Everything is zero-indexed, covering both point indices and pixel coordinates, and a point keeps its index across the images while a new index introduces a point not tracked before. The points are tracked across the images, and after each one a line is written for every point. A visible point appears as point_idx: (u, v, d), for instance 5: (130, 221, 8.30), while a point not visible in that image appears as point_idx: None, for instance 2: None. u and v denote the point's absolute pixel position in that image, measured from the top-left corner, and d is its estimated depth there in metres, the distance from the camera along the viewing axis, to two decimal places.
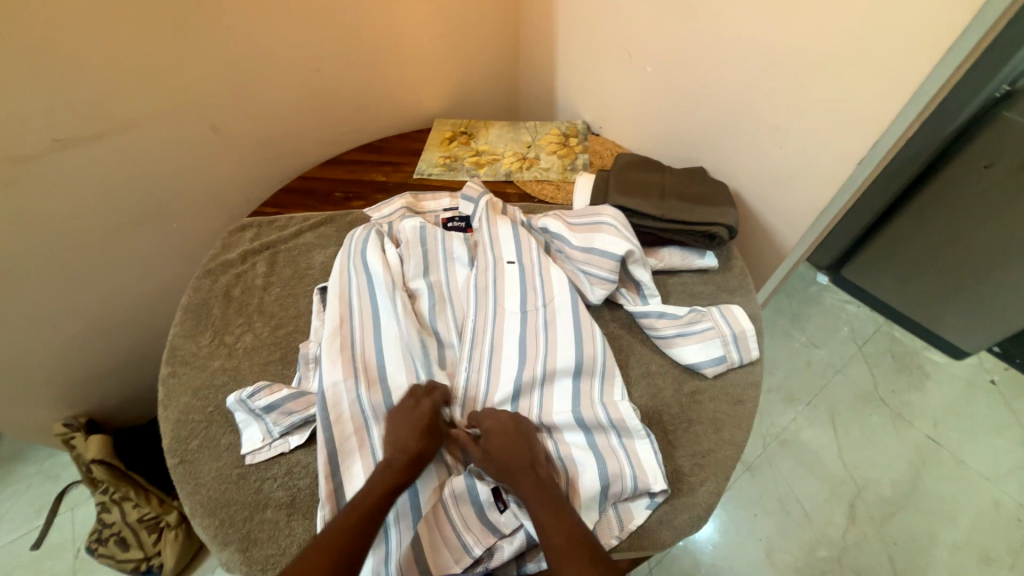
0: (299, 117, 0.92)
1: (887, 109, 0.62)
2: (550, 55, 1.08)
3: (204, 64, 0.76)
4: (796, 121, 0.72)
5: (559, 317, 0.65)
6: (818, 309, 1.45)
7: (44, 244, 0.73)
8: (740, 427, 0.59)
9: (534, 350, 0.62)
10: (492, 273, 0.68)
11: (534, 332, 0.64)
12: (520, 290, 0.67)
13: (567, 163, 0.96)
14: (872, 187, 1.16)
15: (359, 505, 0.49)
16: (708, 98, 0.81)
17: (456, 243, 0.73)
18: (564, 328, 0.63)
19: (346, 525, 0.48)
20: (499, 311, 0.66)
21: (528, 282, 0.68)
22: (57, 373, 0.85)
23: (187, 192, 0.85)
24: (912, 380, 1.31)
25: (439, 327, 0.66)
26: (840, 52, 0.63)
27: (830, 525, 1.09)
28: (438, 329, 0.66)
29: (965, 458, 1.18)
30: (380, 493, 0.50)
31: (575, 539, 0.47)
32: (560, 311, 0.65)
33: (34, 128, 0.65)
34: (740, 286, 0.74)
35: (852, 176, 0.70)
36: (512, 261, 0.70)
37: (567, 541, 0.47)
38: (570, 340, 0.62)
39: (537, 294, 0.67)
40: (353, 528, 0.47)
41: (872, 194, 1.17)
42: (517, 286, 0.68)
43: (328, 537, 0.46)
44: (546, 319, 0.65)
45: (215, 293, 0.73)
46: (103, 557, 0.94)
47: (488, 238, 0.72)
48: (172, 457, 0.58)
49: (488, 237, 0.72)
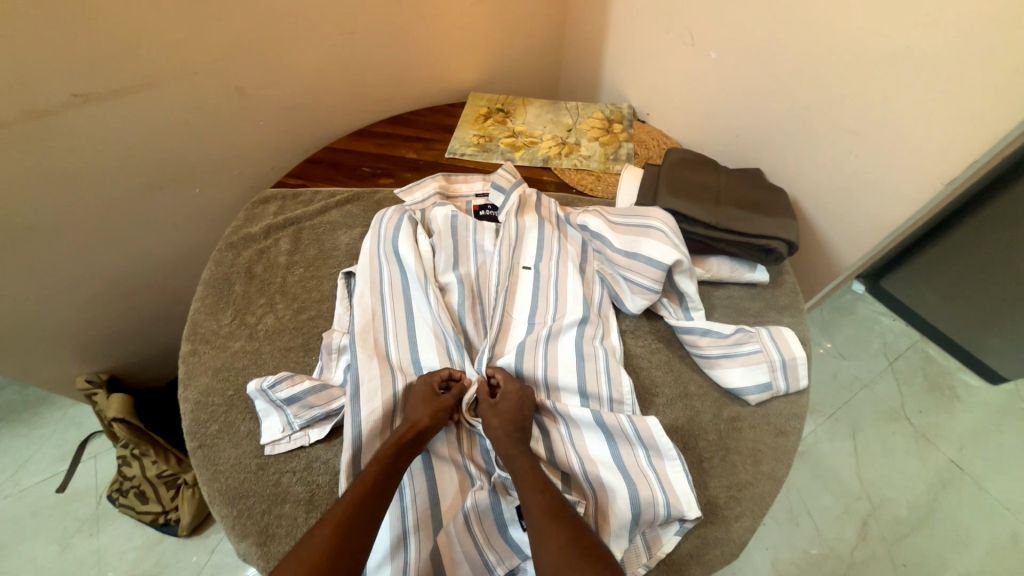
0: (332, 84, 0.86)
1: (990, 127, 0.56)
2: (598, 29, 1.00)
3: (236, 20, 0.71)
4: (877, 129, 0.65)
5: (562, 337, 0.61)
6: (850, 319, 1.32)
7: (63, 201, 0.70)
8: (780, 461, 0.57)
9: (531, 366, 0.59)
10: (507, 277, 0.65)
11: (532, 346, 0.60)
12: (530, 302, 0.65)
13: (610, 152, 0.90)
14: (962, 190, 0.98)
15: (360, 499, 0.47)
16: (777, 93, 0.74)
17: (478, 241, 0.69)
18: (565, 348, 0.60)
19: (349, 513, 0.45)
20: (507, 318, 0.64)
21: (539, 294, 0.65)
22: (76, 332, 0.85)
23: (211, 158, 0.81)
24: (940, 402, 1.20)
25: (469, 326, 0.63)
26: (945, 54, 0.56)
27: (839, 541, 1.02)
28: (470, 329, 0.63)
29: (990, 488, 1.09)
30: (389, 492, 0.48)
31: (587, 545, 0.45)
32: (572, 329, 0.61)
33: (53, 81, 0.61)
34: (790, 304, 0.70)
35: (934, 196, 0.64)
36: (527, 267, 0.67)
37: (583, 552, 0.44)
38: (571, 361, 0.59)
39: (550, 308, 0.64)
40: (370, 518, 0.46)
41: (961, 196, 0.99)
42: (529, 299, 0.65)
43: (333, 523, 0.45)
44: (548, 335, 0.60)
45: (237, 268, 0.71)
46: (124, 507, 0.95)
47: (510, 236, 0.69)
48: (192, 440, 0.57)
49: (512, 237, 0.69)
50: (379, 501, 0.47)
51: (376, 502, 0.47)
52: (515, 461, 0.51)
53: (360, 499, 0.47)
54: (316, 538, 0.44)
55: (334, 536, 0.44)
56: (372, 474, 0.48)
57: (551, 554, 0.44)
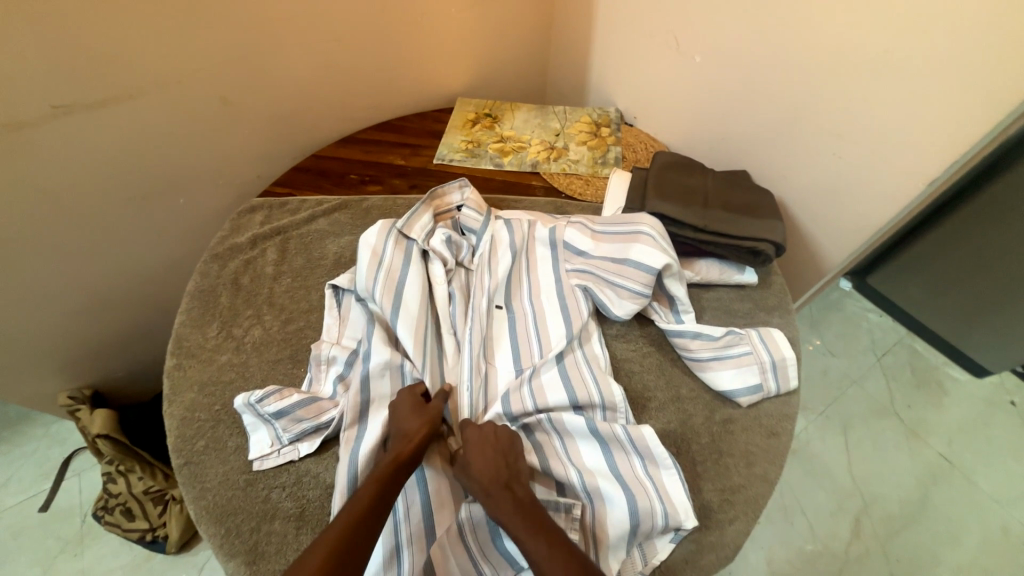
0: (318, 92, 0.85)
1: (970, 128, 0.57)
2: (584, 34, 1.00)
3: (221, 29, 0.70)
4: (861, 130, 0.66)
5: (545, 372, 0.60)
6: (838, 316, 1.34)
7: (42, 215, 0.68)
8: (773, 462, 0.57)
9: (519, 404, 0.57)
10: (480, 317, 0.64)
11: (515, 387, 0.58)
12: (510, 344, 0.63)
13: (598, 156, 0.90)
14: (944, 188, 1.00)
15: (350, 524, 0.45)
16: (762, 96, 0.75)
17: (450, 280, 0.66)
18: (551, 382, 0.59)
19: (342, 538, 0.44)
20: (489, 363, 0.62)
21: (520, 335, 0.64)
22: (57, 347, 0.82)
23: (195, 167, 0.79)
24: (928, 397, 1.22)
25: (451, 354, 0.62)
26: (924, 58, 0.58)
27: (833, 538, 1.03)
28: (452, 360, 0.62)
29: (977, 481, 1.11)
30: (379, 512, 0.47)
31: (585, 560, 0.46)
32: (555, 364, 0.60)
33: (30, 93, 0.60)
34: (778, 304, 0.70)
35: (917, 196, 0.65)
36: (500, 307, 0.66)
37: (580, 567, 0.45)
38: (559, 386, 0.58)
39: (533, 350, 0.62)
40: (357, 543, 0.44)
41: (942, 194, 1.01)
42: (507, 341, 0.64)
43: (322, 552, 0.43)
44: (530, 375, 0.59)
45: (223, 279, 0.70)
46: (110, 525, 0.93)
47: (487, 273, 0.66)
48: (178, 457, 0.56)
49: (487, 269, 0.67)
50: (372, 522, 0.46)
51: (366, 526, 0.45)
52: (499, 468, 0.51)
53: (353, 523, 0.45)
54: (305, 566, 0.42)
55: (325, 564, 0.42)
56: (366, 499, 0.47)
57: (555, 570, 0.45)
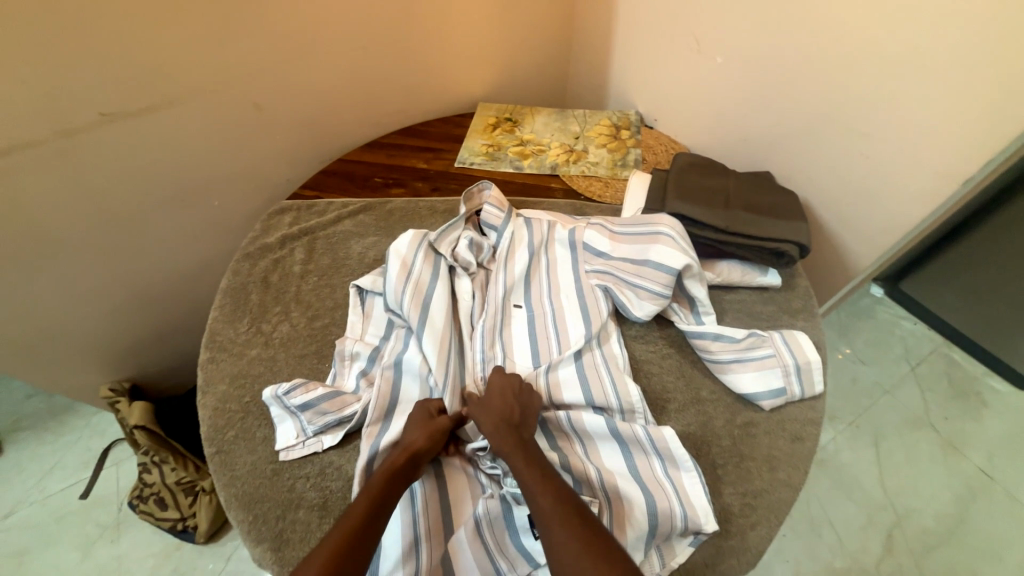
0: (344, 98, 0.89)
1: (1007, 125, 0.55)
2: (605, 37, 1.01)
3: (255, 40, 0.74)
4: (890, 129, 0.64)
5: (562, 368, 0.60)
6: (870, 323, 1.29)
7: (90, 216, 0.73)
8: (796, 468, 0.55)
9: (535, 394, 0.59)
10: (498, 316, 0.65)
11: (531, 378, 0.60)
12: (528, 340, 0.64)
13: (618, 158, 0.90)
14: (983, 189, 0.96)
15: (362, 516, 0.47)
16: (786, 96, 0.74)
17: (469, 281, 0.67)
18: (568, 379, 0.59)
19: (350, 531, 0.46)
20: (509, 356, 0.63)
21: (537, 331, 0.64)
22: (101, 341, 0.87)
23: (229, 172, 0.83)
24: (967, 408, 1.16)
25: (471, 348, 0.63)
26: (956, 53, 0.56)
27: (863, 553, 0.98)
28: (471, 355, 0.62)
29: (1022, 498, 1.04)
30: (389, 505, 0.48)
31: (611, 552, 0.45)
32: (573, 361, 0.61)
33: (83, 102, 0.64)
34: (803, 307, 0.69)
35: (951, 196, 0.63)
36: (518, 305, 0.67)
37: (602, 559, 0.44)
38: (576, 382, 0.59)
39: (551, 346, 0.63)
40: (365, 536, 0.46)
41: (982, 195, 0.97)
42: (525, 339, 0.64)
43: (329, 547, 0.44)
44: (547, 367, 0.60)
45: (254, 278, 0.73)
46: (145, 513, 0.97)
47: (503, 270, 0.68)
48: (209, 446, 0.58)
49: (504, 268, 0.68)
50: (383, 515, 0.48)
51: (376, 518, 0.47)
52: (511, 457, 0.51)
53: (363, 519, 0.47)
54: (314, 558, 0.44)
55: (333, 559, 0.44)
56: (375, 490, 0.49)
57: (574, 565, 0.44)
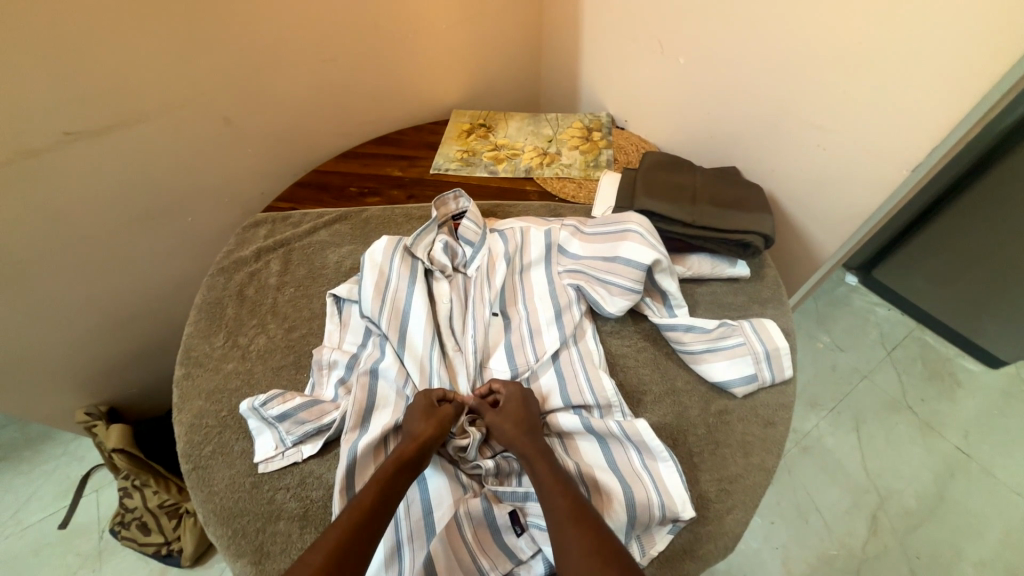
0: (317, 110, 0.89)
1: (949, 114, 0.58)
2: (574, 43, 1.03)
3: (222, 54, 0.74)
4: (844, 121, 0.67)
5: (542, 373, 0.63)
6: (845, 311, 1.33)
7: (58, 237, 0.72)
8: (770, 452, 0.57)
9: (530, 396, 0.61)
10: (476, 323, 0.65)
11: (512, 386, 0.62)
12: (506, 345, 0.65)
13: (590, 160, 0.92)
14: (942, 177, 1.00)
15: (357, 524, 0.46)
16: (747, 94, 0.76)
17: (448, 286, 0.67)
18: (548, 381, 0.62)
19: (342, 542, 0.45)
20: (486, 361, 0.64)
21: (516, 334, 0.65)
22: (74, 365, 0.85)
23: (201, 186, 0.83)
24: (942, 389, 1.19)
25: (450, 355, 0.63)
26: (899, 47, 0.59)
27: (849, 535, 1.00)
28: (453, 362, 0.63)
29: (997, 473, 1.08)
30: (369, 502, 0.48)
31: (598, 539, 0.46)
32: (551, 364, 0.63)
33: (46, 121, 0.64)
34: (773, 296, 0.71)
35: (903, 182, 0.66)
36: (497, 314, 0.66)
37: (589, 546, 0.45)
38: (555, 384, 0.61)
39: (527, 353, 0.63)
40: (346, 536, 0.45)
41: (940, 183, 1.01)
42: (503, 344, 0.65)
43: (323, 553, 0.44)
44: (528, 378, 0.62)
45: (229, 291, 0.72)
46: (127, 539, 0.95)
47: (481, 273, 0.68)
48: (187, 463, 0.57)
49: (484, 273, 0.68)
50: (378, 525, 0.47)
51: (368, 528, 0.46)
52: (535, 462, 0.52)
53: (356, 526, 0.46)
54: (307, 566, 0.43)
55: (326, 565, 0.43)
56: (370, 497, 0.48)
57: (574, 562, 0.44)
